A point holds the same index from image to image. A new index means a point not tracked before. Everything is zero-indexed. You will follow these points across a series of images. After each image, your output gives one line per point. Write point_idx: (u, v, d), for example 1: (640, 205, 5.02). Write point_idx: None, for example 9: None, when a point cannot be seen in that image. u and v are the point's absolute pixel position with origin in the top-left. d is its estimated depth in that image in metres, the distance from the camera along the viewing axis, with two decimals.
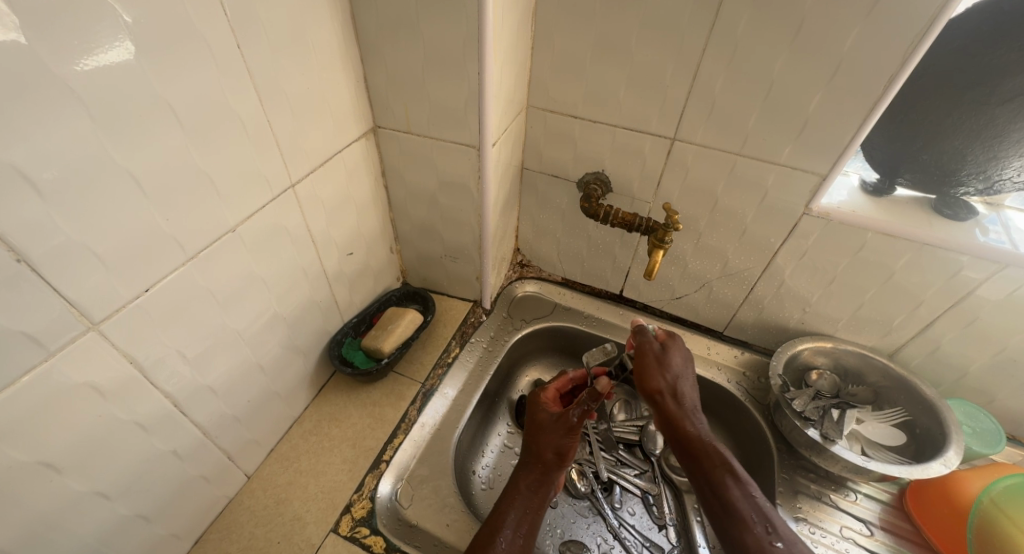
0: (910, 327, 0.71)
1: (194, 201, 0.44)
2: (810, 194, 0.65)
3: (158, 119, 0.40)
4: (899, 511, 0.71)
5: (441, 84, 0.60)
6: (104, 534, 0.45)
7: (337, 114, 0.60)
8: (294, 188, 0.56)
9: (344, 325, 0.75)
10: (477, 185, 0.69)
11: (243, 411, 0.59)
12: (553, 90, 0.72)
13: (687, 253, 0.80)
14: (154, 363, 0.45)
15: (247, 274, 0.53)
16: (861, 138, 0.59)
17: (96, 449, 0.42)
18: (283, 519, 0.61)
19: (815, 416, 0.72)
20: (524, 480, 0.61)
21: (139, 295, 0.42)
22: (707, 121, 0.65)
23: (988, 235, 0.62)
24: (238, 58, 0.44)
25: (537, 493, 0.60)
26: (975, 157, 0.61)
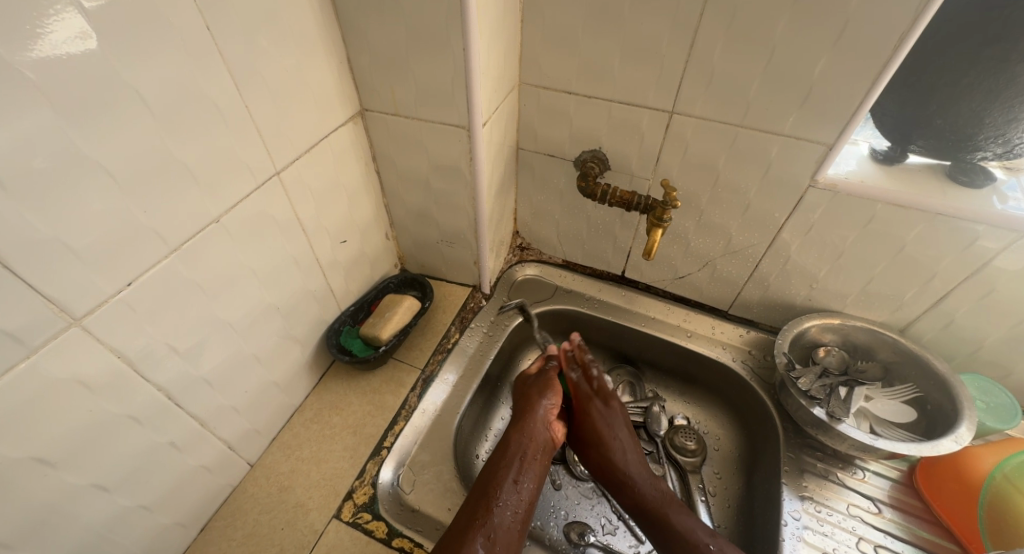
0: (921, 302, 0.69)
1: (174, 193, 0.44)
2: (817, 165, 0.63)
3: (128, 108, 0.39)
4: (908, 488, 0.69)
5: (427, 63, 0.58)
6: (106, 524, 0.46)
7: (321, 97, 0.58)
8: (279, 175, 0.55)
9: (342, 313, 0.75)
10: (469, 168, 0.67)
11: (241, 401, 0.59)
12: (545, 64, 0.69)
13: (689, 231, 0.78)
14: (142, 355, 0.45)
15: (236, 265, 0.52)
16: (869, 104, 0.56)
17: (90, 445, 0.42)
18: (287, 506, 0.62)
19: (821, 395, 0.70)
20: (517, 442, 0.61)
21: (122, 289, 0.41)
22: (706, 93, 0.62)
23: (1008, 203, 0.58)
24: (209, 43, 0.43)
25: (532, 447, 0.61)
26: (993, 119, 0.57)
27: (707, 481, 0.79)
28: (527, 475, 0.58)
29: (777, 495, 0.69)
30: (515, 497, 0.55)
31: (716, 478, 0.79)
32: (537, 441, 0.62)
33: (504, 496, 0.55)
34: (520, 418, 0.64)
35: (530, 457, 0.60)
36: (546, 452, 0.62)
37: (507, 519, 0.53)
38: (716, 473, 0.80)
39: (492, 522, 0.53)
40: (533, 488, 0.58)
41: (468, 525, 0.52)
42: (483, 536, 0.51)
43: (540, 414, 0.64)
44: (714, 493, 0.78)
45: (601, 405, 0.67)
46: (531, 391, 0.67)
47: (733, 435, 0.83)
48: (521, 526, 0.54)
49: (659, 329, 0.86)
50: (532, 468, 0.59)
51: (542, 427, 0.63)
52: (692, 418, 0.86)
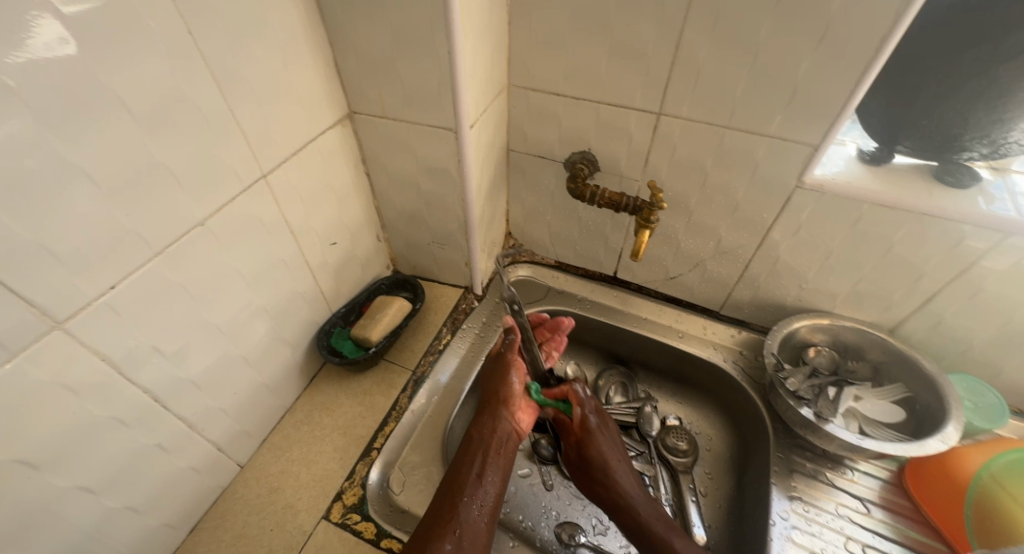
0: (910, 302, 0.69)
1: (157, 196, 0.44)
2: (803, 166, 0.63)
3: (107, 112, 0.39)
4: (897, 488, 0.69)
5: (413, 66, 0.58)
6: (92, 526, 0.47)
7: (308, 100, 0.58)
8: (265, 178, 0.55)
9: (333, 315, 0.75)
10: (457, 170, 0.68)
11: (230, 402, 0.59)
12: (534, 66, 0.69)
13: (679, 232, 0.78)
14: (128, 357, 0.45)
15: (223, 267, 0.52)
16: (853, 104, 0.56)
17: (75, 447, 0.43)
18: (276, 507, 0.62)
19: (809, 395, 0.71)
20: (478, 438, 0.60)
21: (105, 293, 0.42)
22: (693, 95, 0.63)
23: (993, 203, 0.58)
24: (191, 46, 0.43)
25: (493, 442, 0.60)
26: (977, 118, 0.56)
27: (698, 480, 0.79)
28: (492, 471, 0.57)
29: (766, 495, 0.69)
30: (481, 492, 0.54)
31: (707, 478, 0.79)
32: (499, 435, 0.60)
33: (469, 491, 0.54)
34: (483, 415, 0.63)
35: (494, 451, 0.59)
36: (510, 444, 0.61)
37: (474, 515, 0.52)
38: (707, 473, 0.80)
39: (458, 519, 0.51)
40: (500, 482, 0.56)
41: (434, 525, 0.50)
42: (449, 533, 0.50)
43: (502, 410, 0.63)
44: (705, 493, 0.78)
45: (598, 421, 0.67)
46: (492, 385, 0.66)
47: (724, 435, 0.83)
48: (488, 522, 0.52)
49: (651, 329, 0.86)
50: (495, 464, 0.58)
51: (506, 420, 0.62)
52: (684, 418, 0.86)
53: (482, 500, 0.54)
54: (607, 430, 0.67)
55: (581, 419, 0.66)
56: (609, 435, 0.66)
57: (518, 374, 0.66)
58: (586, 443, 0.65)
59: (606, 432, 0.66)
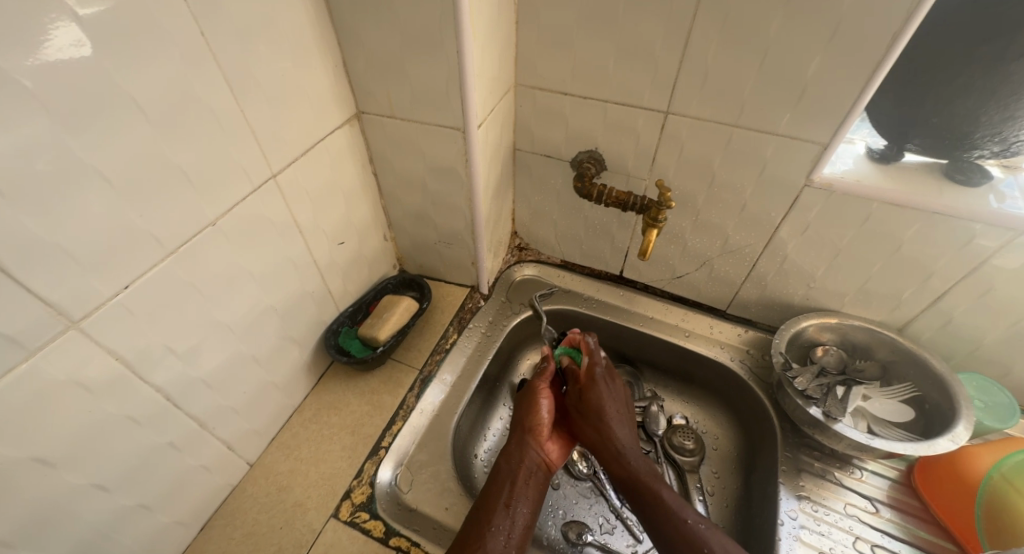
0: (919, 301, 0.69)
1: (170, 196, 0.44)
2: (812, 164, 0.62)
3: (121, 113, 0.39)
4: (906, 488, 0.69)
5: (421, 66, 0.58)
6: (105, 523, 0.47)
7: (316, 100, 0.59)
8: (275, 178, 0.55)
9: (340, 314, 0.75)
10: (465, 169, 0.68)
11: (239, 401, 0.59)
12: (541, 65, 0.69)
13: (686, 231, 0.78)
14: (141, 356, 0.45)
15: (233, 267, 0.53)
16: (864, 102, 0.55)
17: (89, 445, 0.43)
18: (285, 506, 0.62)
19: (818, 394, 0.70)
20: (506, 469, 0.60)
21: (119, 292, 0.42)
22: (701, 93, 0.63)
23: (1005, 201, 0.58)
24: (203, 47, 0.43)
25: (521, 473, 0.60)
26: (988, 118, 0.56)
27: (705, 480, 0.79)
28: (519, 501, 0.57)
29: (774, 494, 0.69)
30: (508, 522, 0.54)
31: (713, 477, 0.79)
32: (527, 466, 0.61)
33: (497, 521, 0.54)
34: (512, 445, 0.63)
35: (521, 480, 0.59)
36: (539, 475, 0.61)
37: (501, 545, 0.52)
38: (714, 472, 0.80)
39: (486, 547, 0.52)
40: (528, 513, 0.57)
41: (462, 552, 0.51)
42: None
43: (529, 440, 0.63)
44: (712, 492, 0.78)
45: (604, 375, 0.68)
46: (521, 411, 0.67)
47: (731, 435, 0.83)
48: (515, 551, 0.53)
49: (657, 329, 0.86)
50: (524, 494, 0.58)
51: (534, 452, 0.63)
52: (690, 417, 0.86)
53: (509, 529, 0.54)
54: (611, 385, 0.67)
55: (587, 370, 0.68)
56: (613, 389, 0.67)
57: (545, 404, 0.67)
58: (587, 392, 0.65)
59: (611, 385, 0.67)
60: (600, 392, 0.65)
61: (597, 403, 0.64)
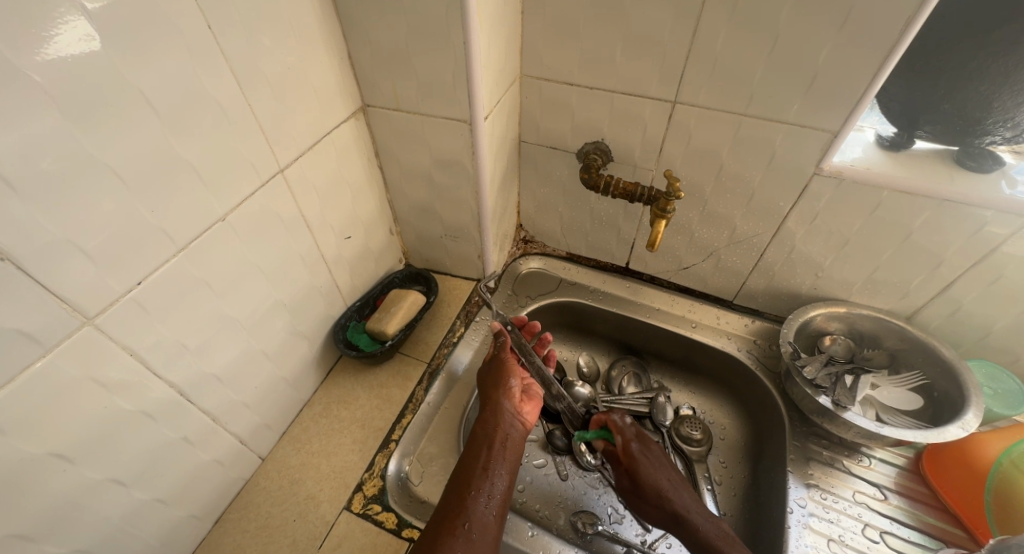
0: (928, 289, 0.69)
1: (180, 192, 0.44)
2: (821, 153, 0.62)
3: (130, 108, 0.39)
4: (914, 475, 0.69)
5: (428, 58, 0.58)
6: (122, 518, 0.47)
7: (322, 93, 0.58)
8: (282, 173, 0.55)
9: (348, 309, 0.75)
10: (471, 162, 0.67)
11: (251, 396, 0.60)
12: (547, 56, 0.69)
13: (693, 222, 0.78)
14: (154, 352, 0.45)
15: (243, 262, 0.53)
16: (875, 89, 0.55)
17: (105, 441, 0.43)
18: (298, 499, 0.63)
19: (827, 384, 0.70)
20: (483, 435, 0.60)
21: (133, 288, 0.42)
22: (709, 82, 0.62)
23: (1016, 187, 0.58)
24: (210, 41, 0.43)
25: (497, 436, 0.60)
26: (1002, 103, 0.56)
27: (713, 469, 0.79)
28: (497, 465, 0.57)
29: (783, 483, 0.69)
30: (489, 486, 0.54)
31: (721, 467, 0.80)
32: (504, 430, 0.60)
33: (477, 487, 0.54)
34: (486, 411, 0.63)
35: (498, 443, 0.59)
36: (516, 440, 0.61)
37: (483, 508, 0.52)
38: (722, 462, 0.80)
39: (469, 514, 0.51)
40: (507, 475, 0.56)
41: (446, 520, 0.50)
42: (458, 528, 0.49)
43: (504, 405, 0.63)
44: (720, 482, 0.79)
45: (642, 447, 0.66)
46: (494, 381, 0.67)
47: (738, 425, 0.83)
48: (497, 513, 0.52)
49: (664, 320, 0.86)
50: (502, 457, 0.58)
51: (511, 417, 0.62)
52: (698, 408, 0.86)
53: (491, 492, 0.54)
54: (651, 453, 0.66)
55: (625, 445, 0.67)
56: (654, 457, 0.65)
57: (517, 374, 0.68)
58: (633, 470, 0.64)
59: (650, 453, 0.66)
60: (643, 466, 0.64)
61: (643, 476, 0.63)
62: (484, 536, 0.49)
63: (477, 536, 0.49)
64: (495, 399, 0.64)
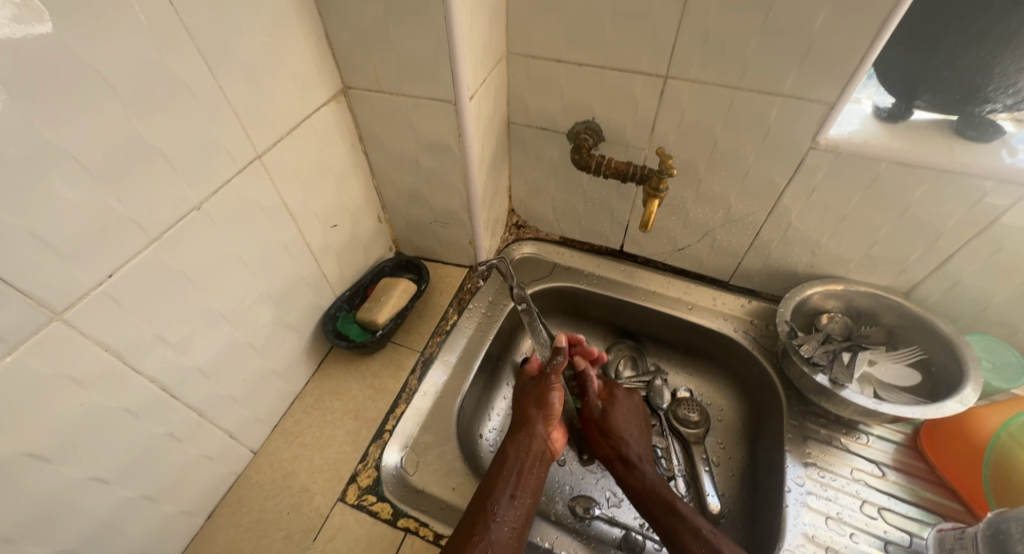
0: (927, 263, 0.67)
1: (150, 180, 0.42)
2: (818, 126, 0.60)
3: (89, 91, 0.37)
4: (912, 450, 0.69)
5: (409, 36, 0.55)
6: (108, 517, 0.46)
7: (300, 75, 0.56)
8: (261, 159, 0.53)
9: (337, 299, 0.74)
10: (458, 144, 0.65)
11: (239, 390, 0.58)
12: (533, 32, 0.66)
13: (687, 202, 0.76)
14: (131, 347, 0.44)
15: (223, 252, 0.51)
16: (872, 57, 0.53)
17: (84, 439, 0.42)
18: (291, 492, 0.62)
19: (824, 361, 0.70)
20: (514, 457, 0.60)
21: (104, 281, 0.41)
22: (701, 55, 0.60)
23: (1017, 155, 0.56)
24: (174, 19, 0.41)
25: (528, 462, 0.60)
26: (1004, 68, 0.54)
27: (710, 451, 0.79)
28: (523, 492, 0.57)
29: (781, 462, 0.69)
30: (513, 512, 0.54)
31: (719, 448, 0.79)
32: (534, 455, 0.61)
33: (501, 510, 0.54)
34: (517, 432, 0.63)
35: (527, 470, 0.59)
36: (541, 464, 0.61)
37: (505, 535, 0.52)
38: (719, 443, 0.80)
39: (489, 538, 0.51)
40: (530, 504, 0.56)
41: (466, 540, 0.51)
42: (479, 553, 0.50)
43: (538, 428, 0.64)
44: (717, 463, 0.79)
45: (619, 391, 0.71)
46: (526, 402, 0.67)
47: (735, 406, 0.83)
48: (517, 543, 0.53)
49: (660, 302, 0.85)
50: (527, 484, 0.58)
51: (541, 440, 0.63)
52: (695, 390, 0.86)
53: (514, 520, 0.54)
54: (628, 402, 0.70)
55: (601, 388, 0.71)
56: (629, 406, 0.69)
57: (557, 393, 0.67)
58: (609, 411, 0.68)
59: (625, 401, 0.70)
60: (617, 407, 0.69)
61: (614, 420, 0.67)
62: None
63: None
64: (528, 421, 0.64)
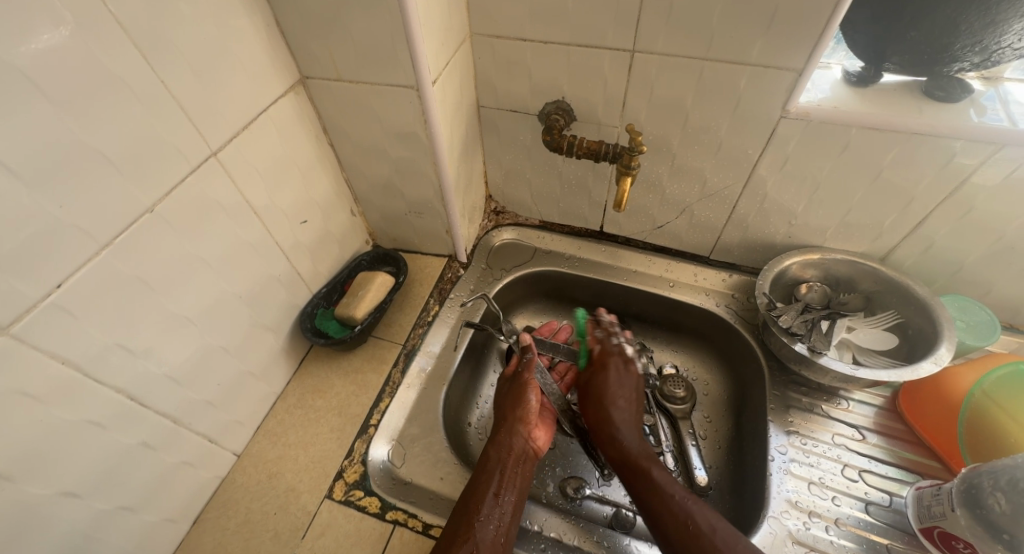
0: (901, 228, 0.68)
1: (94, 185, 0.41)
2: (787, 93, 0.59)
3: (13, 93, 0.35)
4: (891, 413, 0.70)
5: (364, 20, 0.53)
6: (84, 530, 0.46)
7: (252, 67, 0.54)
8: (216, 156, 0.51)
9: (314, 296, 0.73)
10: (425, 131, 0.64)
11: (215, 394, 0.58)
12: (495, 10, 0.64)
13: (663, 178, 0.76)
14: (90, 357, 0.43)
15: (184, 255, 0.50)
16: (837, 20, 0.52)
17: (48, 454, 0.41)
18: (278, 492, 0.62)
19: (802, 330, 0.70)
20: (496, 457, 0.61)
21: (52, 291, 0.39)
22: (666, 27, 0.58)
23: (985, 114, 0.56)
24: (104, 13, 0.39)
25: (510, 461, 0.61)
26: (969, 25, 0.53)
27: (697, 425, 0.79)
28: (507, 490, 0.57)
29: (764, 432, 0.69)
30: (497, 512, 0.54)
31: (706, 422, 0.80)
32: (516, 454, 0.62)
33: (486, 510, 0.54)
34: (499, 433, 0.64)
35: (510, 469, 0.60)
36: (524, 463, 0.62)
37: (490, 536, 0.52)
38: (706, 417, 0.81)
39: (474, 539, 0.51)
40: (515, 502, 0.57)
41: (452, 544, 0.51)
42: (466, 552, 0.50)
43: (519, 427, 0.65)
44: (705, 436, 0.79)
45: (620, 365, 0.71)
46: (506, 404, 0.67)
47: (721, 379, 0.83)
48: (504, 542, 0.53)
49: (642, 281, 0.85)
50: (512, 483, 0.58)
51: (523, 440, 0.64)
52: (681, 366, 0.86)
53: (500, 522, 0.54)
54: (624, 375, 0.70)
55: (601, 353, 0.72)
56: (624, 380, 0.69)
57: (534, 392, 0.69)
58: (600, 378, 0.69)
59: (624, 377, 0.70)
60: (610, 380, 0.69)
61: (607, 394, 0.67)
62: None
63: None
64: (509, 423, 0.65)
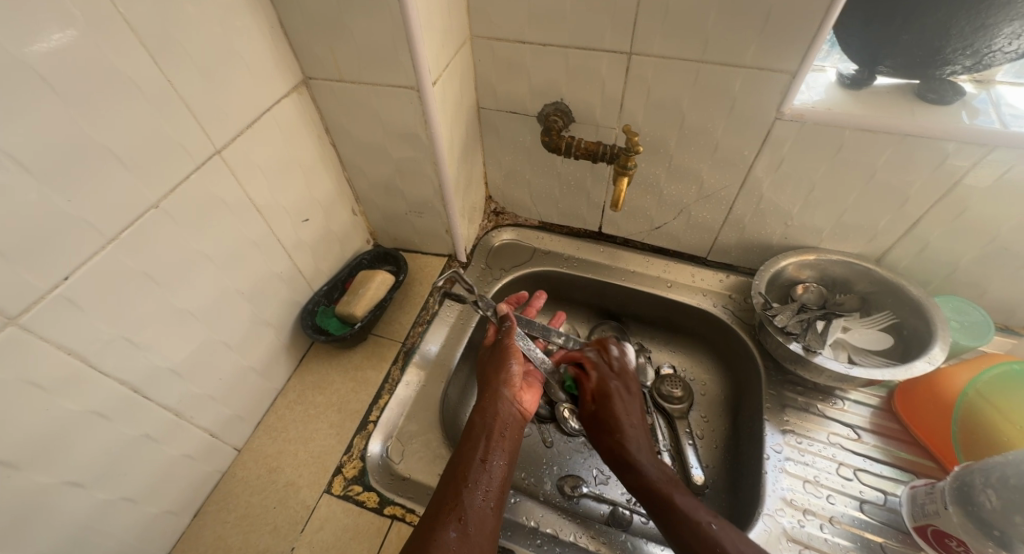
0: (896, 229, 0.68)
1: (100, 180, 0.42)
2: (781, 96, 0.60)
3: (25, 90, 0.36)
4: (887, 412, 0.70)
5: (365, 22, 0.55)
6: (87, 519, 0.46)
7: (256, 67, 0.55)
8: (220, 154, 0.53)
9: (315, 294, 0.74)
10: (425, 131, 0.65)
11: (217, 388, 0.58)
12: (495, 13, 0.65)
13: (660, 178, 0.76)
14: (95, 349, 0.44)
15: (187, 250, 0.51)
16: (829, 24, 0.53)
17: (53, 443, 0.42)
18: (277, 486, 0.62)
19: (798, 330, 0.70)
20: (482, 422, 0.59)
21: (60, 284, 0.40)
22: (663, 30, 0.60)
23: (977, 116, 0.57)
24: (112, 14, 0.40)
25: (498, 425, 0.59)
26: (960, 29, 0.54)
27: (694, 425, 0.80)
28: (495, 453, 0.56)
29: (759, 432, 0.70)
30: (485, 476, 0.53)
31: (702, 421, 0.80)
32: (503, 419, 0.60)
33: (474, 476, 0.53)
34: (484, 399, 0.62)
35: (497, 434, 0.58)
36: (514, 425, 0.61)
37: (479, 501, 0.51)
38: (703, 416, 0.81)
39: (462, 505, 0.50)
40: (505, 466, 0.56)
41: (439, 511, 0.50)
42: (454, 520, 0.49)
43: (503, 392, 0.63)
44: (702, 436, 0.80)
45: (620, 386, 0.67)
46: (489, 371, 0.66)
47: (718, 379, 0.84)
48: (494, 506, 0.52)
49: (639, 281, 0.86)
50: (500, 446, 0.57)
51: (509, 405, 0.62)
52: (679, 366, 0.87)
53: (489, 486, 0.53)
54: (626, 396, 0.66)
55: (599, 379, 0.68)
56: (627, 401, 0.66)
57: (517, 359, 0.66)
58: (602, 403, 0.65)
59: (625, 397, 0.66)
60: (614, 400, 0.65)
61: (611, 413, 0.64)
62: (480, 534, 0.49)
63: (474, 529, 0.49)
64: (493, 389, 0.63)
